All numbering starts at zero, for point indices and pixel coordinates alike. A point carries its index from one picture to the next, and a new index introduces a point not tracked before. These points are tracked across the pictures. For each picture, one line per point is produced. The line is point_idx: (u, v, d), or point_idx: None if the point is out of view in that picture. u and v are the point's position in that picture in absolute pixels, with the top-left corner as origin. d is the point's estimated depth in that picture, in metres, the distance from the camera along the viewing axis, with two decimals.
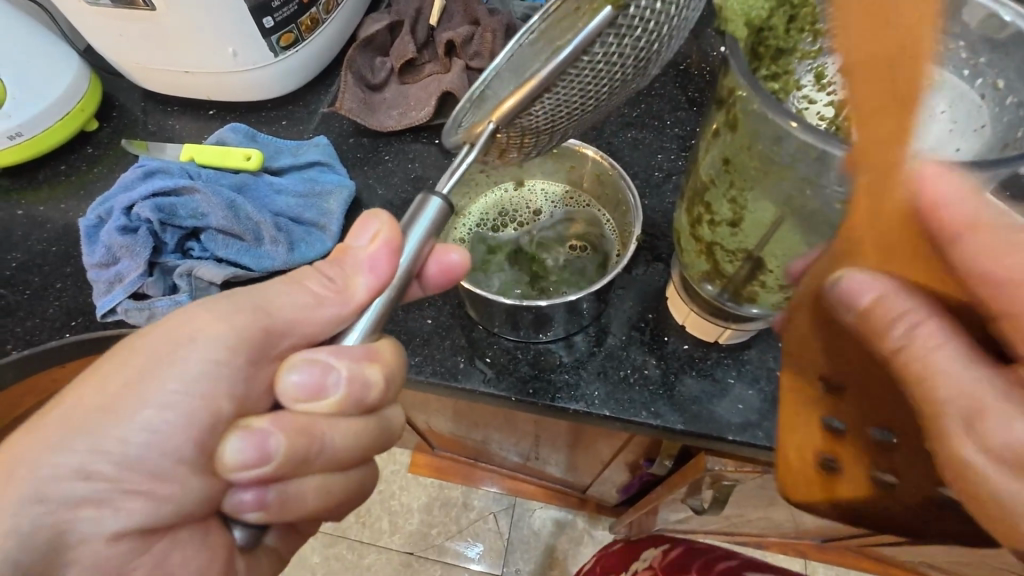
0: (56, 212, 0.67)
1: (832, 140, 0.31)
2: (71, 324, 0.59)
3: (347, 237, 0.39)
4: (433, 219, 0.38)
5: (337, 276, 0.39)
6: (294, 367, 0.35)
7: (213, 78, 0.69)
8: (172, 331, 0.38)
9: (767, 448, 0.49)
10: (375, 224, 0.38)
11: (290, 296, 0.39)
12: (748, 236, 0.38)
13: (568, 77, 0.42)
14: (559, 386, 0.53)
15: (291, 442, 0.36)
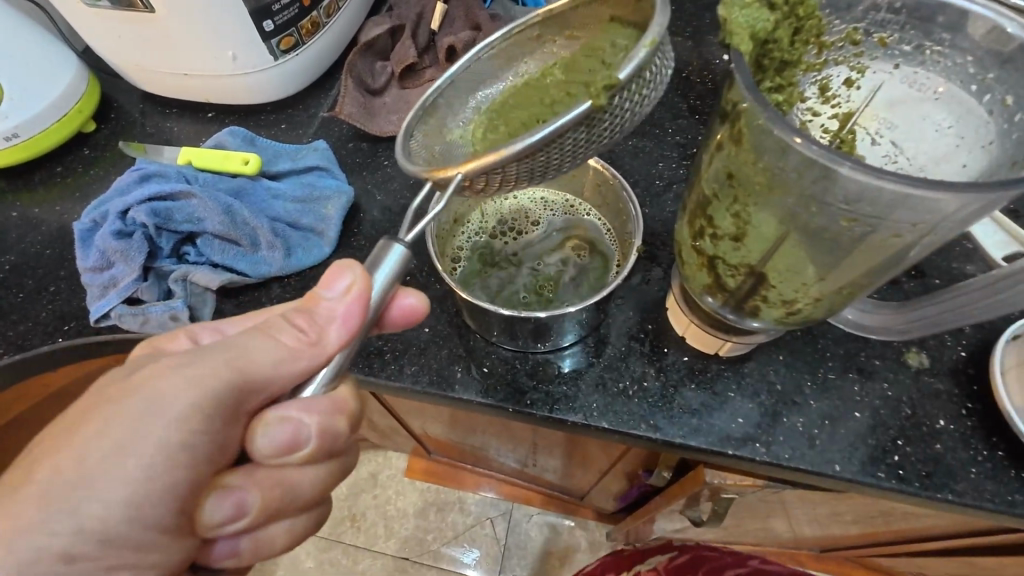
0: (52, 214, 0.67)
1: (837, 158, 0.30)
2: (64, 328, 0.58)
3: (316, 286, 0.38)
4: (398, 264, 0.38)
5: (306, 328, 0.37)
6: (267, 425, 0.36)
7: (211, 81, 0.69)
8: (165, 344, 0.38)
9: (768, 463, 0.48)
10: (343, 275, 0.38)
11: (259, 351, 0.37)
12: (750, 250, 0.37)
13: (540, 153, 0.40)
14: (557, 397, 0.52)
15: (266, 496, 0.38)
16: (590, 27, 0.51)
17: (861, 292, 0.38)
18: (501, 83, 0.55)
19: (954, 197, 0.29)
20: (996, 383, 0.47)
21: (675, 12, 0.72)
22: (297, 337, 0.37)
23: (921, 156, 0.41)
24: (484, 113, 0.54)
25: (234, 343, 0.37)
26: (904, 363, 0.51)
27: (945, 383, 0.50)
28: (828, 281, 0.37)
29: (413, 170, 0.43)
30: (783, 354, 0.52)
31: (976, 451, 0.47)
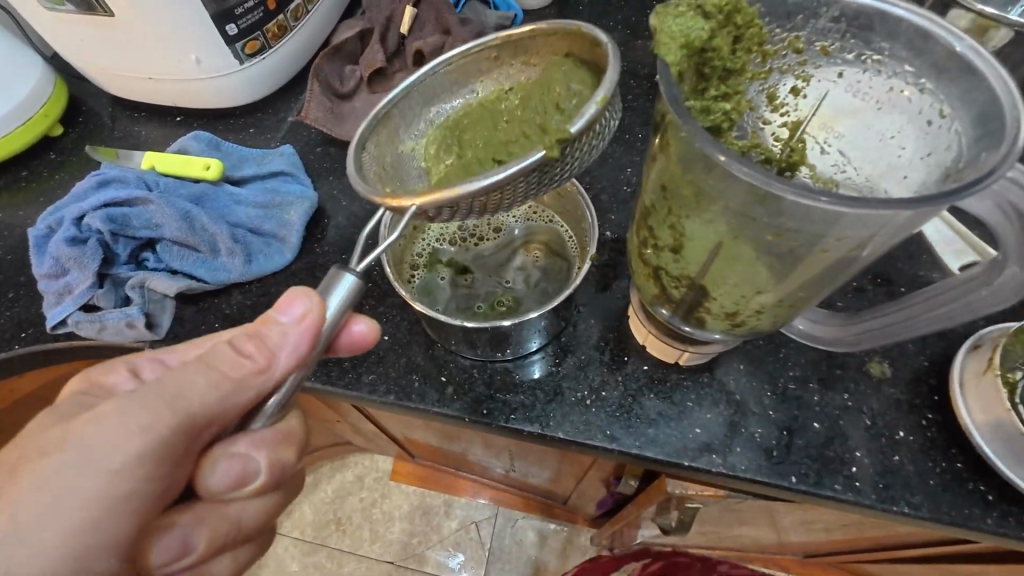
0: (15, 219, 0.66)
1: (767, 178, 0.29)
2: (22, 335, 0.58)
3: (270, 310, 0.38)
4: (348, 295, 0.38)
5: (256, 352, 0.37)
6: (218, 460, 0.36)
7: (177, 85, 0.68)
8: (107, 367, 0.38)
9: (725, 475, 0.48)
10: (301, 302, 0.37)
11: (199, 381, 0.36)
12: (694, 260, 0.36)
13: (494, 193, 0.41)
14: (515, 407, 0.51)
15: (212, 534, 0.38)
16: (546, 56, 0.53)
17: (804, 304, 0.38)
18: (456, 99, 0.55)
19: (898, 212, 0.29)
20: (955, 396, 0.47)
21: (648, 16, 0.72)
22: (242, 363, 0.36)
23: (866, 165, 0.41)
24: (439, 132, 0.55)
25: (172, 377, 0.36)
26: (865, 373, 0.51)
27: (905, 393, 0.50)
28: (773, 295, 0.36)
29: (370, 194, 0.43)
30: (744, 364, 0.52)
31: (935, 463, 0.47)
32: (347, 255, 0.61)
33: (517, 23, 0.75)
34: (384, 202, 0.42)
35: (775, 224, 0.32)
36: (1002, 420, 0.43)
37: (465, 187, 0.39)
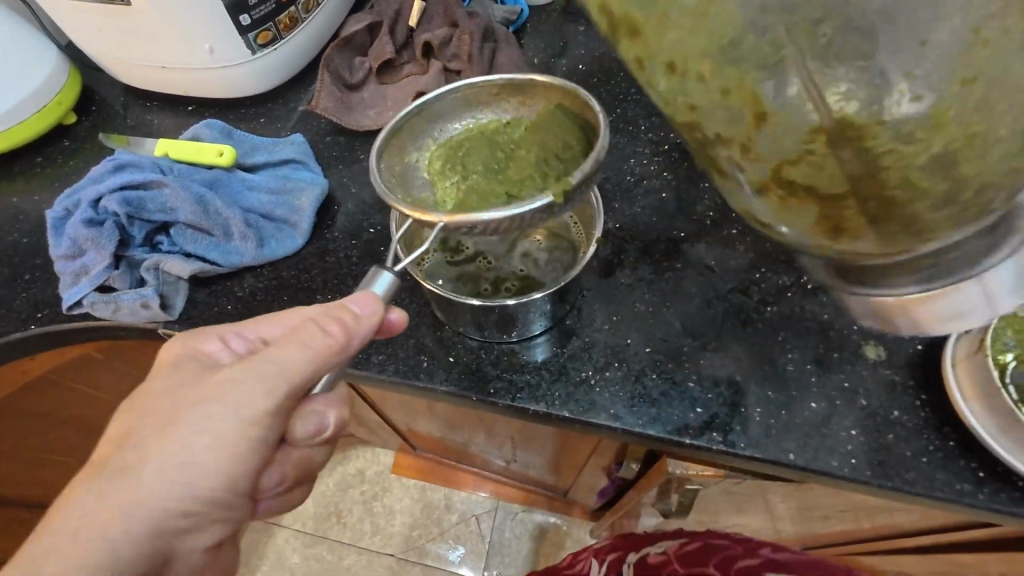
0: (30, 204, 0.68)
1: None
2: (38, 316, 0.59)
3: (346, 298, 0.42)
4: (387, 289, 0.44)
5: (339, 334, 0.40)
6: (300, 418, 0.42)
7: (189, 75, 0.70)
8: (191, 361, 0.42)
9: (725, 452, 0.49)
10: (363, 298, 0.42)
11: (298, 358, 0.40)
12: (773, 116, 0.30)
13: (504, 226, 0.45)
14: (521, 386, 0.53)
15: (292, 471, 0.45)
16: (542, 101, 0.56)
17: (954, 175, 0.30)
18: (458, 124, 0.58)
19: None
20: (947, 374, 0.49)
21: None
22: (328, 342, 0.40)
23: None
24: (445, 147, 0.57)
25: (268, 358, 0.40)
26: (862, 356, 0.52)
27: (901, 375, 0.51)
28: (900, 145, 0.29)
29: (396, 204, 0.45)
30: (743, 345, 0.54)
31: (928, 441, 0.48)
32: (355, 240, 0.62)
33: (523, 18, 0.77)
34: (413, 215, 0.44)
35: (852, 7, 0.27)
36: (991, 396, 0.45)
37: (479, 216, 0.43)
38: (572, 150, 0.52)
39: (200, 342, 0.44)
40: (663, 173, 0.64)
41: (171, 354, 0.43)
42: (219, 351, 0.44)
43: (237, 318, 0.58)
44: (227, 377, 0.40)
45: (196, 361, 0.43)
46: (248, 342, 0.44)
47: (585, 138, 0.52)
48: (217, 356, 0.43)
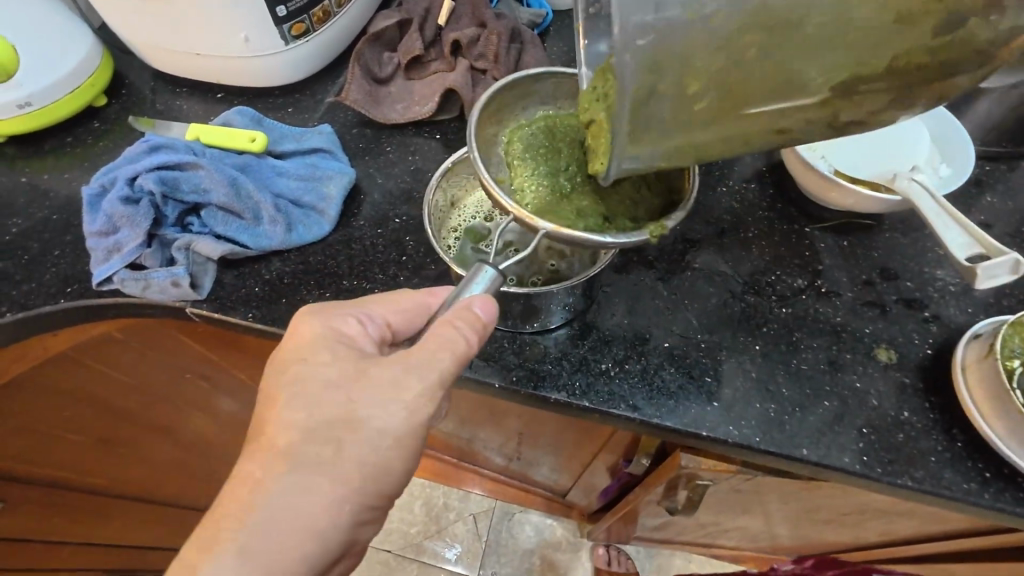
0: (60, 182, 0.69)
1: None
2: (67, 291, 0.60)
3: (472, 301, 0.44)
4: (488, 286, 0.45)
5: (469, 340, 0.43)
6: None
7: (222, 62, 0.71)
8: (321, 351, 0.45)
9: (740, 446, 0.51)
10: (484, 303, 0.44)
11: (440, 362, 0.43)
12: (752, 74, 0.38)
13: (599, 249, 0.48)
14: (543, 375, 0.54)
15: None
16: None
17: (885, 60, 0.39)
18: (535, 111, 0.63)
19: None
20: (958, 379, 0.50)
21: None
22: (460, 348, 0.43)
23: None
24: (529, 138, 0.60)
25: (415, 356, 0.43)
26: (873, 358, 0.54)
27: (911, 378, 0.53)
28: (827, 48, 0.38)
29: (506, 202, 0.48)
30: (759, 344, 0.55)
31: (936, 441, 0.50)
32: (381, 229, 0.63)
33: (548, 22, 0.79)
34: (517, 213, 0.48)
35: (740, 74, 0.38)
36: (1001, 400, 0.47)
37: (583, 237, 0.46)
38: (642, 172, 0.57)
39: (339, 323, 0.46)
40: None
41: (314, 334, 0.45)
42: (358, 335, 0.46)
43: (264, 300, 0.59)
44: (389, 375, 0.43)
45: (343, 345, 0.45)
46: (379, 327, 0.47)
47: (668, 180, 0.56)
48: (357, 338, 0.46)
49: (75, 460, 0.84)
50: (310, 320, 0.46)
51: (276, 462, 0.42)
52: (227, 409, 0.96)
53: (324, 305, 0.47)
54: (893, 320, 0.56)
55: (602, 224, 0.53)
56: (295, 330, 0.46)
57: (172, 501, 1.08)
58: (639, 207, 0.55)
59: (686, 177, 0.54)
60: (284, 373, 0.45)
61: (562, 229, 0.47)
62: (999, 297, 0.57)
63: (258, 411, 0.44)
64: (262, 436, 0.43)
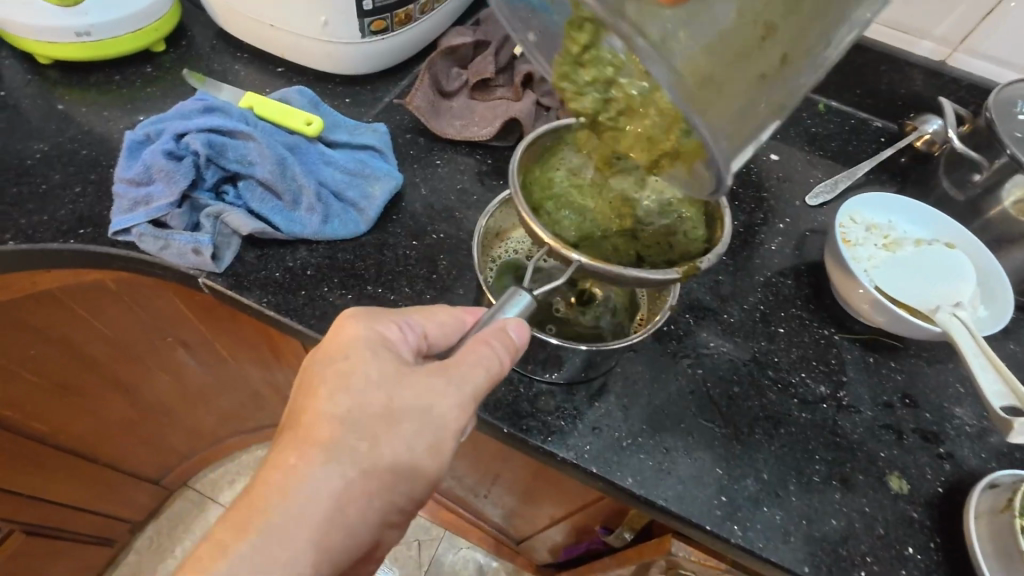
0: (97, 118, 0.66)
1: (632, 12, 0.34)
2: (79, 232, 0.57)
3: (505, 318, 0.43)
4: (522, 310, 0.43)
5: (501, 360, 0.42)
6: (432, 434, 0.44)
7: (292, 39, 0.70)
8: (356, 348, 0.42)
9: (740, 548, 0.49)
10: (517, 326, 0.43)
11: (475, 375, 0.41)
12: (780, 46, 0.37)
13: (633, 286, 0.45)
14: (553, 429, 0.52)
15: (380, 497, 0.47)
16: None
17: None
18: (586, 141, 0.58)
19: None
20: (968, 526, 0.49)
21: None
22: (493, 366, 0.41)
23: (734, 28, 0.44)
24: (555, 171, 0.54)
25: (454, 365, 0.41)
26: (885, 485, 0.53)
27: (919, 513, 0.52)
28: None
29: (542, 233, 0.45)
30: (775, 445, 0.54)
31: None
32: (416, 242, 0.62)
33: None
34: (553, 245, 0.44)
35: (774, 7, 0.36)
36: (1011, 557, 0.46)
37: (619, 272, 0.43)
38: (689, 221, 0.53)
39: (382, 327, 0.43)
40: (721, 257, 0.66)
41: (357, 335, 0.42)
42: (398, 341, 0.43)
43: (281, 287, 0.56)
44: (428, 382, 0.41)
45: (384, 349, 0.42)
46: (417, 337, 0.44)
47: (703, 232, 0.51)
48: (396, 345, 0.43)
49: (29, 401, 0.78)
50: (355, 320, 0.43)
51: (314, 454, 0.39)
52: (198, 382, 0.91)
53: (367, 307, 0.44)
54: (907, 449, 0.55)
55: (634, 265, 0.53)
56: (336, 328, 0.43)
57: (115, 463, 1.01)
58: (673, 250, 0.52)
59: (717, 229, 0.50)
60: (324, 368, 0.41)
61: (596, 261, 0.44)
62: (1013, 449, 0.56)
63: (296, 400, 0.42)
64: (301, 428, 0.40)
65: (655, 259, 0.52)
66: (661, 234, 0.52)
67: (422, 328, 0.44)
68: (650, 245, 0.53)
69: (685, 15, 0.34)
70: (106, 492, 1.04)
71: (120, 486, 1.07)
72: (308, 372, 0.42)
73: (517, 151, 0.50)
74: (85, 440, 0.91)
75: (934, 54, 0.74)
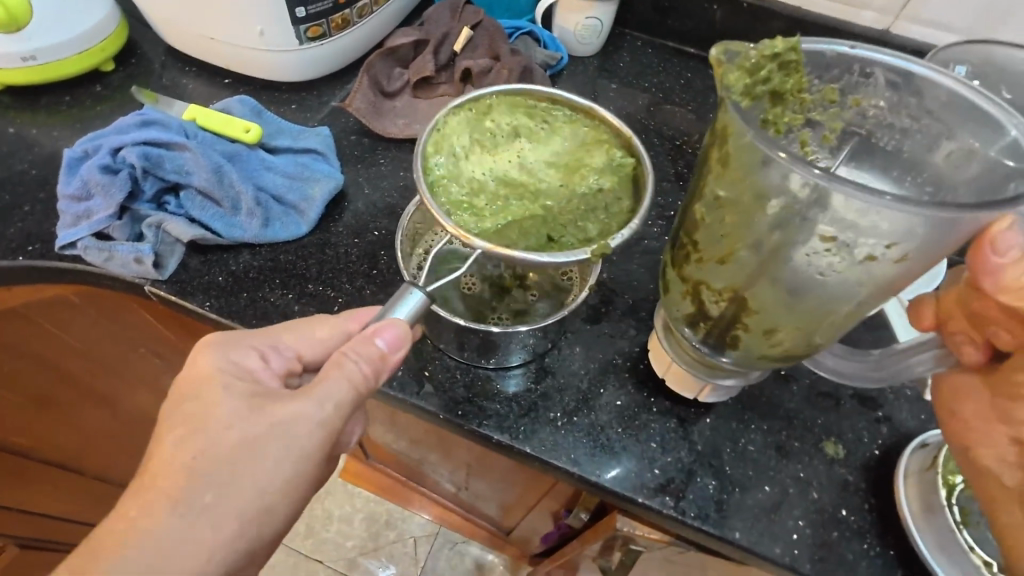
0: (47, 138, 0.68)
1: (825, 179, 0.34)
2: (27, 249, 0.59)
3: (383, 325, 0.44)
4: (414, 310, 0.45)
5: (370, 372, 0.43)
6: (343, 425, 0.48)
7: (235, 50, 0.72)
8: (214, 381, 0.43)
9: (672, 517, 0.50)
10: (392, 329, 0.44)
11: (336, 390, 0.42)
12: (729, 266, 0.42)
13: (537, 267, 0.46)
14: (489, 414, 0.53)
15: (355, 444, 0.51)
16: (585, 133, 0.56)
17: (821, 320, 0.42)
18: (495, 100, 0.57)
19: (933, 215, 0.34)
20: (898, 485, 0.50)
21: (666, 101, 0.81)
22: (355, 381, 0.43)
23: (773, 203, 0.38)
24: (455, 148, 0.54)
25: (319, 387, 0.42)
26: (820, 451, 0.54)
27: (854, 476, 0.53)
28: (797, 300, 0.41)
29: (444, 222, 0.46)
30: (711, 418, 0.55)
31: (869, 545, 0.50)
32: (357, 240, 0.63)
33: (561, 65, 0.82)
34: (453, 233, 0.45)
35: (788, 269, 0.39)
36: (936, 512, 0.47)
37: (517, 257, 0.44)
38: (609, 186, 0.53)
39: (241, 357, 0.44)
40: (664, 237, 0.67)
41: (211, 371, 0.43)
42: (259, 369, 0.45)
43: (224, 291, 0.58)
44: (290, 407, 0.42)
45: (240, 381, 0.43)
46: (287, 360, 0.46)
47: (624, 200, 0.53)
48: (257, 374, 0.44)
49: (8, 417, 0.81)
50: (209, 353, 0.44)
51: (153, 508, 0.40)
52: None
53: (226, 336, 0.45)
54: (845, 415, 0.56)
55: (544, 244, 0.51)
56: (193, 364, 0.44)
57: (102, 475, 1.04)
58: (590, 221, 0.52)
59: (642, 191, 0.52)
60: (179, 411, 0.42)
61: (497, 248, 0.44)
62: None
63: (153, 445, 0.42)
64: (149, 473, 0.41)
65: (570, 237, 0.52)
66: (577, 209, 0.52)
67: (298, 347, 0.46)
68: (564, 224, 0.52)
69: (733, 225, 0.41)
70: (97, 503, 1.07)
71: (111, 497, 1.09)
72: (165, 416, 0.43)
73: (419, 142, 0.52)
74: (69, 454, 0.94)
75: (877, 23, 0.75)
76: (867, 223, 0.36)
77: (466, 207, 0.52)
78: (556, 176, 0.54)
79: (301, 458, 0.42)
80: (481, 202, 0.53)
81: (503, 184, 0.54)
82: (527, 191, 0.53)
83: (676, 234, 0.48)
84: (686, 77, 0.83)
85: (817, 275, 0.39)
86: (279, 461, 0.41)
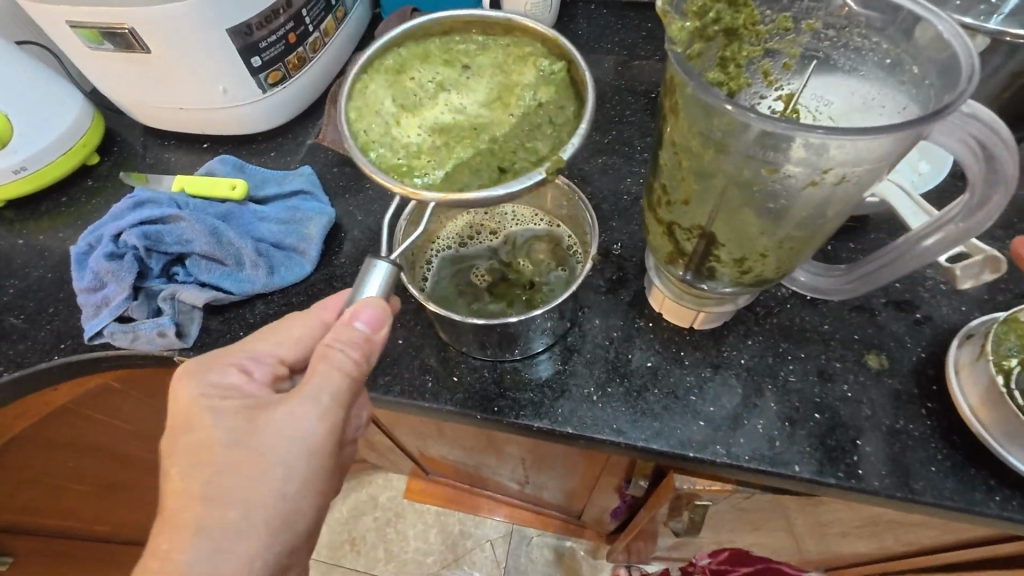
0: (55, 241, 0.71)
1: (778, 125, 0.34)
2: (60, 347, 0.62)
3: (357, 305, 0.43)
4: (384, 281, 0.44)
5: (359, 359, 0.44)
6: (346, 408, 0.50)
7: (204, 113, 0.73)
8: (199, 407, 0.44)
9: (726, 464, 0.50)
10: (369, 308, 0.43)
11: (325, 382, 0.43)
12: (693, 205, 0.42)
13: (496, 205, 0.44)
14: (524, 404, 0.54)
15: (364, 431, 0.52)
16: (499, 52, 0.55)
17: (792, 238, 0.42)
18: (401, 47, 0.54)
19: (883, 140, 0.33)
20: (952, 382, 0.49)
21: (632, 56, 0.80)
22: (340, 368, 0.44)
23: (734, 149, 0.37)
24: (375, 110, 0.52)
25: (309, 384, 0.43)
26: (864, 365, 0.53)
27: (905, 384, 0.51)
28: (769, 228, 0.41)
29: (392, 184, 0.43)
30: (745, 358, 0.54)
31: (935, 449, 0.48)
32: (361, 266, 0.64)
33: None
34: (403, 191, 0.43)
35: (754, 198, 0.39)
36: (996, 401, 0.45)
37: (473, 198, 0.42)
38: (548, 100, 0.52)
39: (217, 377, 0.45)
40: None
41: (191, 399, 0.44)
42: (240, 381, 0.45)
43: None
44: (285, 408, 0.43)
45: (228, 398, 0.44)
46: (267, 366, 0.46)
47: (567, 109, 0.52)
48: (241, 388, 0.45)
49: (81, 507, 0.84)
50: (185, 383, 0.45)
51: (183, 536, 0.42)
52: None
53: (196, 362, 0.46)
54: (882, 325, 0.54)
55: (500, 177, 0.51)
56: (174, 397, 0.45)
57: None
58: (540, 142, 0.52)
59: (580, 94, 0.51)
60: (177, 443, 0.44)
61: (450, 195, 0.42)
62: (994, 294, 0.55)
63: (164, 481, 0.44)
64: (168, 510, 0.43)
65: (522, 164, 0.51)
66: (522, 132, 0.52)
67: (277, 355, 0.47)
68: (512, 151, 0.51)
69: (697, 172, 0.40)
70: None
71: None
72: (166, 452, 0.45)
73: (338, 110, 0.49)
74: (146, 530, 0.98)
75: None
76: (824, 157, 0.35)
77: (410, 164, 0.51)
78: (483, 112, 0.54)
79: (305, 457, 0.43)
80: (423, 158, 0.51)
81: (438, 133, 0.53)
82: (464, 130, 0.53)
83: (648, 176, 0.47)
84: (646, 29, 0.82)
85: (780, 204, 0.39)
86: (288, 462, 0.43)
